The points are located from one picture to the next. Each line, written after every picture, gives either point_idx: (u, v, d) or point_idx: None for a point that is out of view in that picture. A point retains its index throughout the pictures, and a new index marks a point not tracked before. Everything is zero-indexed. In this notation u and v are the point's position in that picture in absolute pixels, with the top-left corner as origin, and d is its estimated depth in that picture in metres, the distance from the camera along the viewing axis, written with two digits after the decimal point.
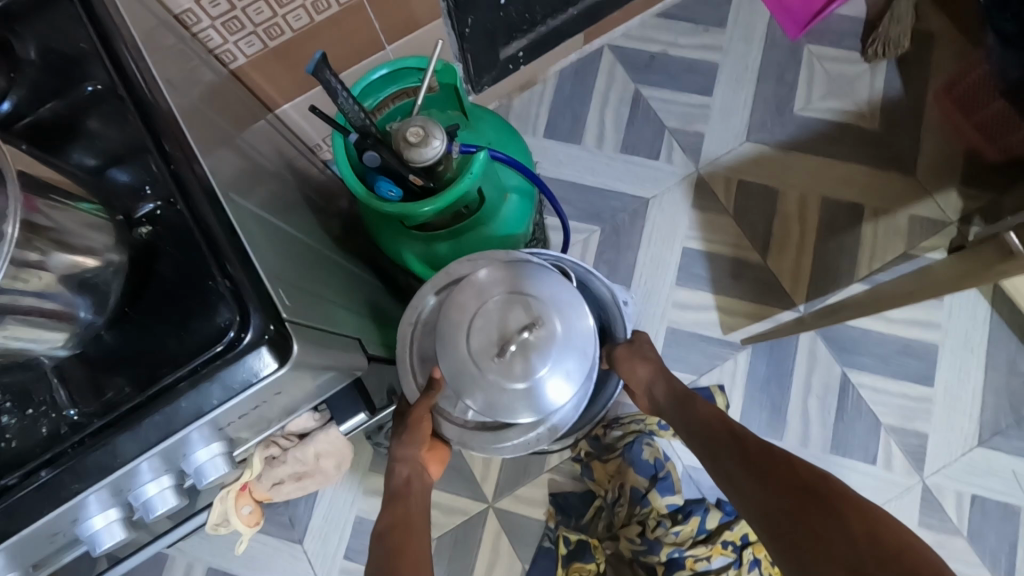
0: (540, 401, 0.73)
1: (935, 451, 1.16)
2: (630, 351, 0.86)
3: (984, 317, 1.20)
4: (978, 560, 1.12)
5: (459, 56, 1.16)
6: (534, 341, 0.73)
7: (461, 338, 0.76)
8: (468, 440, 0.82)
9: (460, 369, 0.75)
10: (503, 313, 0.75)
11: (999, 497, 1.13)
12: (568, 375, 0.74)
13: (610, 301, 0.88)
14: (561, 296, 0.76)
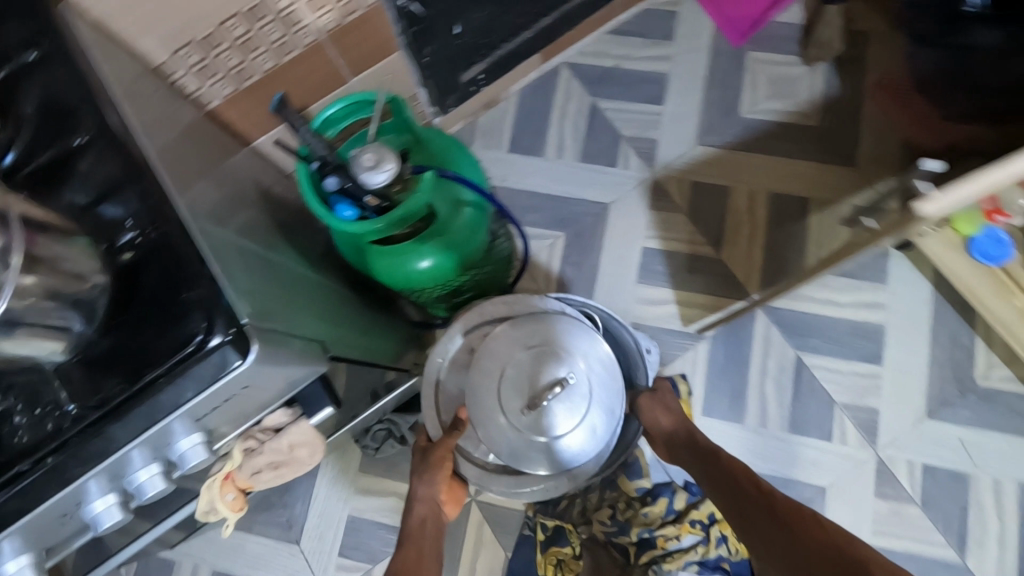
0: (560, 450, 0.96)
1: (887, 425, 1.23)
2: (651, 402, 1.06)
3: (926, 296, 1.27)
4: (933, 526, 1.18)
5: (421, 83, 1.26)
6: (560, 399, 0.95)
7: (498, 390, 0.98)
8: (487, 480, 1.03)
9: (495, 416, 0.97)
10: (536, 372, 0.98)
11: (948, 465, 1.20)
12: (590, 425, 0.96)
13: (637, 352, 1.08)
14: (586, 358, 0.98)
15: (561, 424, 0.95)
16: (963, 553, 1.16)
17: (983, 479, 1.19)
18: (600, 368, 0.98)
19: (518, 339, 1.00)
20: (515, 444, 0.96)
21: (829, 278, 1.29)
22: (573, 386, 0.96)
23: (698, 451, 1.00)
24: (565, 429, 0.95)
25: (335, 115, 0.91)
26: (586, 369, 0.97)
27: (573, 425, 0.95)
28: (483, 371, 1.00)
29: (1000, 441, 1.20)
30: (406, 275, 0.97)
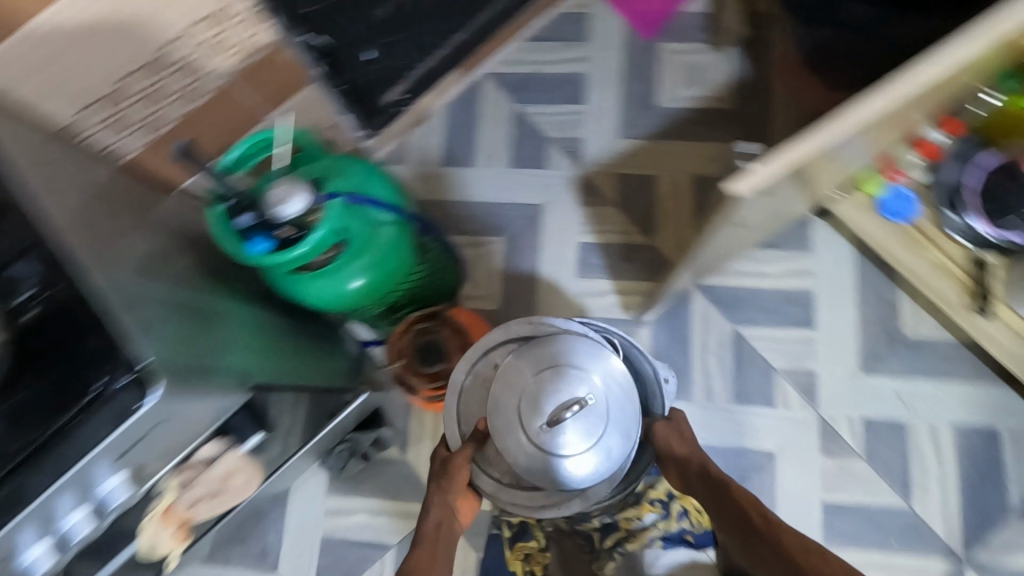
0: (572, 470, 0.98)
1: (826, 385, 1.29)
2: (667, 428, 1.06)
3: (849, 257, 1.33)
4: (877, 476, 1.24)
5: (343, 110, 1.30)
6: (578, 417, 0.98)
7: (517, 407, 1.01)
8: (500, 494, 1.06)
9: (513, 433, 1.01)
10: (554, 391, 1.01)
11: (887, 416, 1.26)
12: (606, 446, 0.99)
13: (654, 380, 1.10)
14: (606, 379, 1.01)
15: (576, 442, 0.98)
16: (908, 499, 1.22)
17: (920, 426, 1.25)
18: (617, 392, 1.01)
19: (538, 359, 1.04)
20: (532, 458, 0.99)
21: (756, 251, 1.35)
22: (591, 405, 0.99)
23: (709, 478, 1.00)
24: (579, 448, 0.98)
25: (240, 158, 0.93)
26: (605, 391, 1.01)
27: (589, 444, 0.98)
28: (505, 387, 1.03)
29: (932, 387, 1.26)
30: (337, 296, 1.01)
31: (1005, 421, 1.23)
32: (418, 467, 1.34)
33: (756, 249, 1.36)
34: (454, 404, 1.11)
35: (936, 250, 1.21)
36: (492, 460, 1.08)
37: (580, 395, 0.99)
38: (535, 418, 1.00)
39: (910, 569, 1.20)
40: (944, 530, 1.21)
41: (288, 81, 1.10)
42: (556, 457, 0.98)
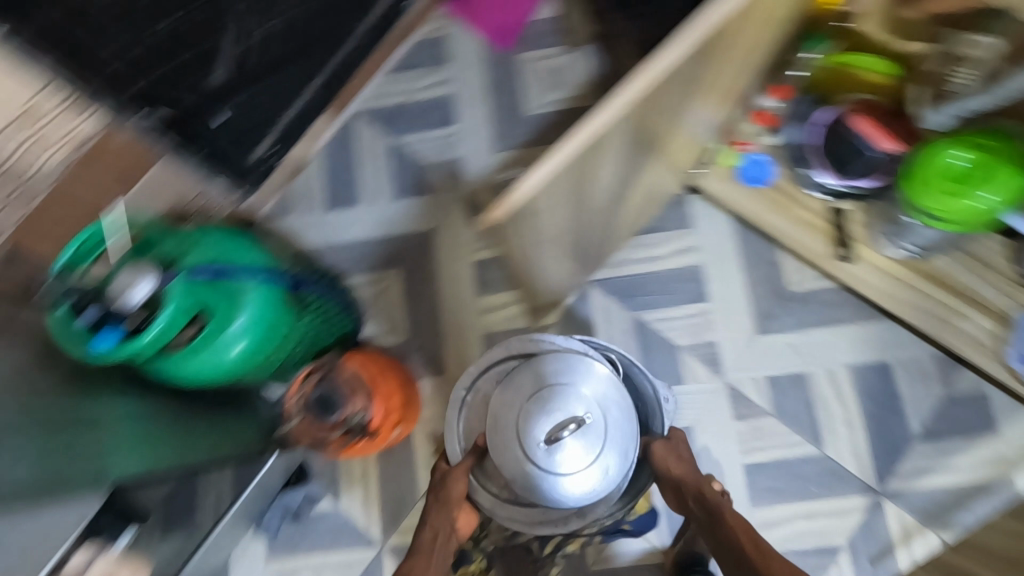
0: (569, 489, 1.01)
1: (728, 352, 1.34)
2: (667, 447, 1.12)
3: (727, 226, 1.38)
4: (789, 429, 1.29)
5: (208, 177, 1.28)
6: (578, 435, 1.01)
7: (516, 424, 1.04)
8: (497, 507, 1.10)
9: (512, 452, 1.03)
10: (553, 411, 1.03)
11: (788, 370, 1.32)
12: (606, 463, 1.01)
13: (655, 401, 1.15)
14: (603, 397, 1.04)
15: (573, 460, 1.00)
16: (822, 445, 1.28)
17: (820, 374, 1.31)
18: (615, 410, 1.04)
19: (539, 375, 1.06)
20: (529, 473, 1.01)
21: (640, 237, 1.40)
22: (590, 422, 1.02)
23: (705, 505, 1.08)
24: (578, 465, 1.00)
25: (76, 257, 0.92)
26: (604, 409, 1.03)
27: (590, 461, 1.01)
28: (506, 406, 1.06)
29: (825, 334, 1.32)
30: (215, 368, 0.99)
31: (895, 353, 1.30)
32: (354, 513, 1.34)
33: (639, 235, 1.40)
34: (455, 420, 1.14)
35: (800, 206, 1.28)
36: (490, 480, 1.12)
37: (579, 412, 1.02)
38: (537, 436, 1.02)
39: (833, 511, 1.26)
40: (858, 467, 1.27)
41: (130, 166, 1.12)
42: (555, 476, 1.00)
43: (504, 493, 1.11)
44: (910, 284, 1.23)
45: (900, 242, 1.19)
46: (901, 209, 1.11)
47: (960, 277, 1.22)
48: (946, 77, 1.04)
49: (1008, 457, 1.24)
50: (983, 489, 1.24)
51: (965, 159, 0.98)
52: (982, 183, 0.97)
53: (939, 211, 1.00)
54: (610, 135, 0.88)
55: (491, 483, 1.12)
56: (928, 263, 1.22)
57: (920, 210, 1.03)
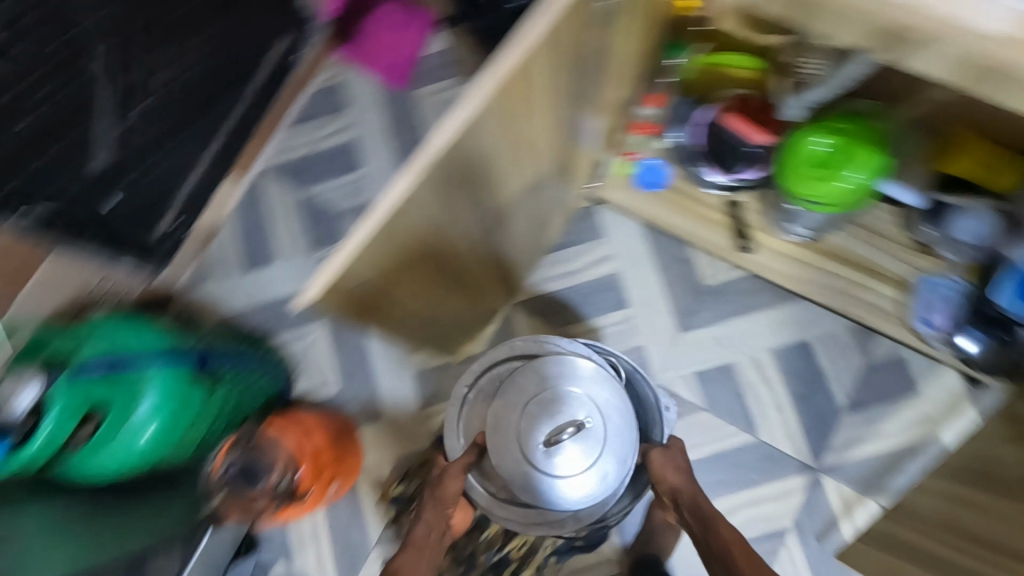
0: (566, 491, 1.03)
1: (655, 355, 1.36)
2: (664, 457, 1.12)
3: (637, 231, 1.41)
4: (723, 421, 1.32)
5: (110, 259, 1.26)
6: (577, 438, 1.03)
7: (517, 424, 1.05)
8: (493, 507, 1.09)
9: (511, 453, 1.05)
10: (554, 414, 1.06)
11: (714, 363, 1.35)
12: (604, 467, 1.03)
13: (654, 408, 1.17)
14: (603, 402, 1.06)
15: (571, 462, 1.03)
16: (755, 431, 1.31)
17: (744, 362, 1.34)
18: (616, 414, 1.05)
19: (541, 377, 1.08)
20: (527, 472, 1.03)
21: (551, 256, 1.43)
22: (589, 426, 1.04)
23: (697, 511, 1.07)
24: (577, 467, 1.03)
25: None
26: (604, 413, 1.05)
27: (589, 463, 1.03)
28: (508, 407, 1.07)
29: (745, 322, 1.35)
30: (119, 461, 0.98)
31: (812, 330, 1.33)
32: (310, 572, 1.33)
33: (550, 255, 1.43)
34: (455, 417, 1.13)
35: (697, 203, 1.32)
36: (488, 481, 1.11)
37: (578, 417, 1.04)
38: (537, 437, 1.04)
39: (775, 493, 1.28)
40: (792, 448, 1.30)
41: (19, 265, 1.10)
42: (554, 477, 1.03)
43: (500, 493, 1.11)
44: (810, 264, 1.27)
45: (789, 226, 1.23)
46: (783, 196, 1.15)
47: (856, 250, 1.25)
48: (797, 68, 1.09)
49: (931, 415, 1.28)
50: (912, 450, 1.27)
51: (826, 146, 1.02)
52: (843, 167, 1.02)
53: (809, 196, 1.04)
54: (433, 196, 0.83)
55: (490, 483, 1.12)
56: (824, 242, 1.26)
57: (795, 197, 1.07)
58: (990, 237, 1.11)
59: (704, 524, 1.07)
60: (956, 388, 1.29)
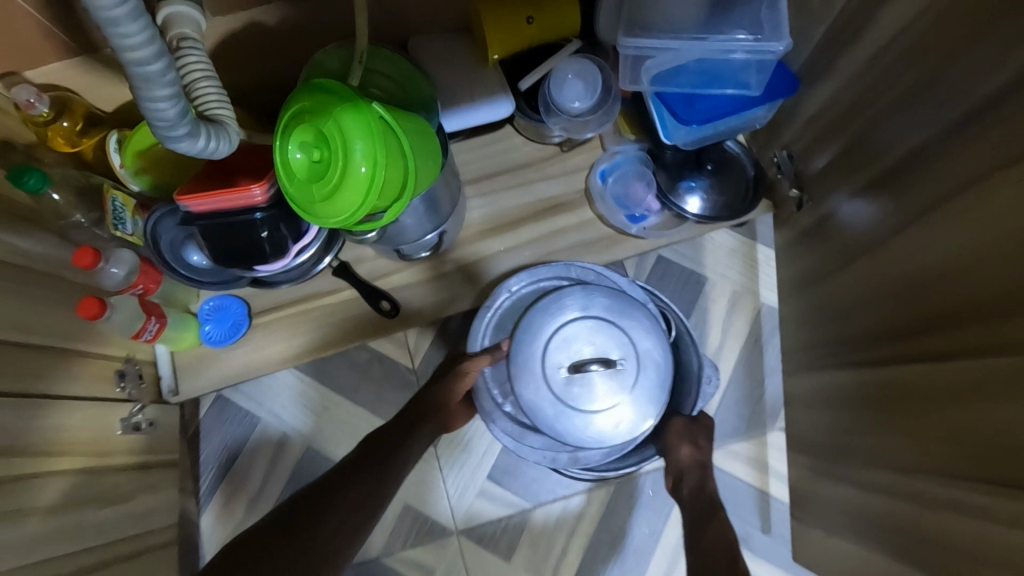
0: (573, 429, 0.66)
1: (430, 500, 0.90)
2: (688, 430, 0.75)
3: (292, 380, 0.97)
4: (559, 505, 0.90)
5: None
6: (604, 378, 0.66)
7: (540, 335, 0.68)
8: (489, 413, 0.73)
9: (519, 365, 0.67)
10: (590, 333, 0.68)
11: (495, 453, 0.92)
12: (619, 424, 0.65)
13: (696, 376, 0.75)
14: (648, 349, 0.67)
15: (593, 399, 0.66)
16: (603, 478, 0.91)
17: None
18: (661, 368, 0.67)
19: (588, 297, 0.69)
20: (534, 381, 0.66)
21: (209, 515, 0.94)
22: (620, 369, 0.66)
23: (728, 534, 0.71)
24: (601, 402, 0.66)
25: None
26: (644, 354, 0.67)
27: (610, 405, 0.66)
28: (541, 313, 0.68)
29: None
30: None
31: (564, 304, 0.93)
32: None
33: (205, 516, 0.94)
34: (481, 322, 0.75)
35: (305, 303, 0.89)
36: (494, 377, 0.74)
37: (611, 350, 0.67)
38: (558, 357, 0.67)
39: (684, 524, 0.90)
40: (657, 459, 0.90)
41: None
42: (566, 409, 0.66)
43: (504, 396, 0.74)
44: (483, 258, 0.89)
45: (413, 249, 0.84)
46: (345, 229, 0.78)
47: (510, 206, 0.90)
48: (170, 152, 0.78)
49: (736, 289, 0.95)
50: (752, 343, 0.94)
51: (298, 151, 0.61)
52: (339, 173, 0.61)
53: (335, 225, 0.64)
54: None
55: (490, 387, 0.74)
56: (472, 224, 0.90)
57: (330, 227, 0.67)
58: (597, 81, 0.81)
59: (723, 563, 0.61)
60: (737, 243, 0.96)
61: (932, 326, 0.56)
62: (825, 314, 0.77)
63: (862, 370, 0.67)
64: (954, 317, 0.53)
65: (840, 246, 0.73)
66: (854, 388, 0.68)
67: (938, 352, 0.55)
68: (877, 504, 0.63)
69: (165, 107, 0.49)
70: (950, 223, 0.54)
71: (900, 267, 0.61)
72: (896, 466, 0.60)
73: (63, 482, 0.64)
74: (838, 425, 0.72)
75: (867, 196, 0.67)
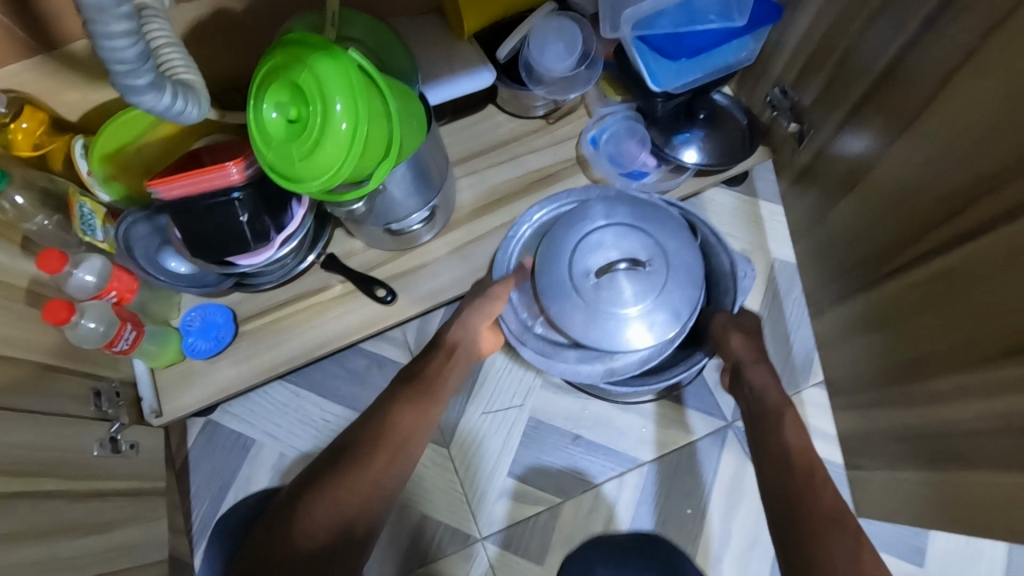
0: (607, 333, 0.63)
1: (447, 507, 0.82)
2: (731, 321, 0.71)
3: (286, 395, 0.90)
4: (589, 496, 0.82)
5: None
6: (634, 278, 0.64)
7: (566, 246, 0.66)
8: (520, 337, 0.71)
9: (547, 276, 0.66)
10: (616, 240, 0.66)
11: (512, 446, 0.84)
12: (654, 325, 0.63)
13: (730, 274, 0.73)
14: (675, 250, 0.66)
15: (626, 301, 0.63)
16: (634, 460, 0.83)
17: (539, 398, 0.85)
18: (690, 269, 0.65)
19: (611, 207, 0.68)
20: (563, 290, 0.64)
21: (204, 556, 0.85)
22: (650, 269, 0.64)
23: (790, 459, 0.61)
24: (634, 305, 0.63)
25: None
26: (672, 256, 0.66)
27: (644, 305, 0.63)
28: (564, 224, 0.67)
29: (499, 359, 0.86)
30: None
31: None
32: None
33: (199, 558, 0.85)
34: (505, 246, 0.75)
35: (292, 304, 0.82)
36: (523, 304, 0.72)
37: (639, 252, 0.65)
38: (586, 262, 0.65)
39: (728, 501, 0.82)
40: (687, 432, 0.84)
41: None
42: (598, 312, 0.63)
43: (534, 319, 0.71)
44: (480, 236, 0.84)
45: (401, 224, 0.78)
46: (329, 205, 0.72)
47: (500, 182, 0.86)
48: (138, 143, 0.75)
49: (745, 247, 0.91)
50: (771, 299, 0.88)
51: (274, 111, 0.58)
52: (319, 127, 0.57)
53: (319, 189, 0.59)
54: None
55: (521, 313, 0.71)
56: (463, 204, 0.85)
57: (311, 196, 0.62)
58: (571, 35, 0.79)
59: (786, 504, 0.54)
60: (737, 202, 0.93)
61: (964, 206, 0.52)
62: (842, 241, 0.73)
63: (899, 282, 0.62)
64: (987, 187, 0.49)
65: (843, 168, 0.70)
66: (893, 304, 0.63)
67: (981, 229, 0.50)
68: (944, 419, 0.57)
69: (123, 45, 0.45)
70: (960, 95, 0.51)
71: (912, 164, 0.58)
72: (960, 371, 0.55)
73: (33, 505, 0.56)
74: (885, 351, 0.66)
75: (861, 109, 0.65)
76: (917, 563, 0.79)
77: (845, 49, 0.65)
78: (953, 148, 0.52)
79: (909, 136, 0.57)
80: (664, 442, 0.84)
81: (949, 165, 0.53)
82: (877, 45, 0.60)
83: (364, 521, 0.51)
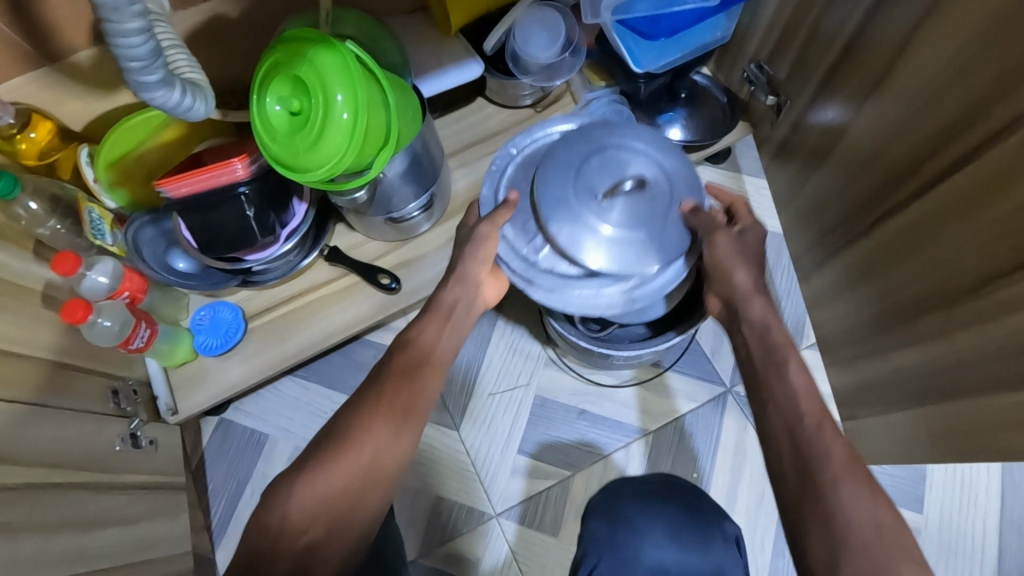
0: (621, 252, 0.60)
1: (460, 486, 0.84)
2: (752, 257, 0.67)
3: (297, 390, 0.92)
4: (598, 467, 0.85)
5: None
6: (642, 196, 0.62)
7: (567, 171, 0.63)
8: (525, 274, 0.65)
9: (552, 200, 0.62)
10: (618, 160, 0.63)
11: (519, 425, 0.86)
12: (665, 242, 0.62)
13: None
14: (675, 170, 0.65)
15: (638, 219, 0.61)
16: (639, 430, 0.86)
17: (543, 377, 0.88)
18: (688, 188, 0.65)
19: (609, 131, 0.66)
20: (572, 214, 0.61)
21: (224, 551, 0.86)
22: (654, 189, 0.63)
23: None
24: (643, 224, 0.61)
25: None
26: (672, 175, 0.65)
27: (653, 223, 0.62)
28: (562, 151, 0.64)
29: (502, 341, 0.89)
30: None
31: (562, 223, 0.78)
32: None
33: (220, 553, 0.86)
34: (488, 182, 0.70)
35: (298, 299, 0.84)
36: (522, 237, 0.66)
37: (642, 172, 0.63)
38: (593, 181, 0.62)
39: (733, 464, 0.85)
40: (688, 400, 0.87)
41: None
42: (610, 232, 0.61)
43: (533, 253, 0.65)
44: None
45: (400, 214, 0.80)
46: (330, 197, 0.75)
47: None
48: (139, 151, 0.78)
49: None
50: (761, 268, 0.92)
51: (277, 104, 0.61)
52: (321, 119, 0.60)
53: (318, 179, 0.62)
54: None
55: (521, 245, 0.65)
56: (458, 194, 0.88)
57: (313, 186, 0.65)
58: (556, 25, 0.83)
59: None
60: (722, 178, 0.96)
61: (929, 157, 0.56)
62: (823, 205, 0.76)
63: (877, 236, 0.65)
64: (950, 137, 0.53)
65: (818, 135, 0.74)
66: (873, 257, 0.67)
67: (947, 178, 0.54)
68: (928, 360, 0.60)
69: (136, 42, 0.48)
70: (919, 56, 0.54)
71: (879, 123, 0.61)
72: (939, 312, 0.58)
73: (65, 496, 0.58)
74: (870, 305, 0.69)
75: (829, 77, 0.68)
76: (916, 510, 0.82)
77: (811, 22, 0.69)
78: (916, 105, 0.56)
79: (877, 98, 0.61)
80: (665, 411, 0.86)
81: (913, 121, 0.57)
82: (840, 15, 0.64)
83: (381, 484, 0.54)
